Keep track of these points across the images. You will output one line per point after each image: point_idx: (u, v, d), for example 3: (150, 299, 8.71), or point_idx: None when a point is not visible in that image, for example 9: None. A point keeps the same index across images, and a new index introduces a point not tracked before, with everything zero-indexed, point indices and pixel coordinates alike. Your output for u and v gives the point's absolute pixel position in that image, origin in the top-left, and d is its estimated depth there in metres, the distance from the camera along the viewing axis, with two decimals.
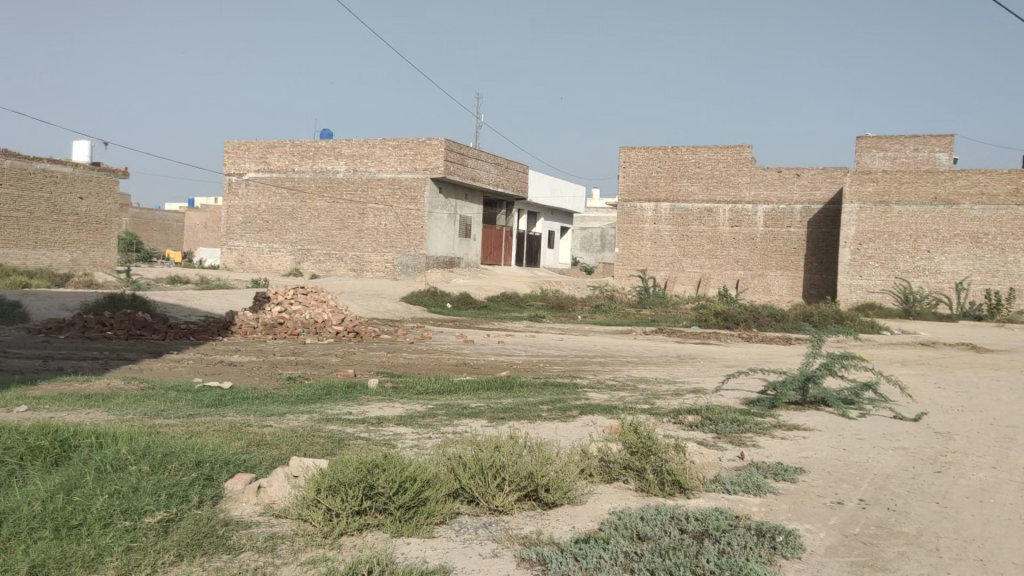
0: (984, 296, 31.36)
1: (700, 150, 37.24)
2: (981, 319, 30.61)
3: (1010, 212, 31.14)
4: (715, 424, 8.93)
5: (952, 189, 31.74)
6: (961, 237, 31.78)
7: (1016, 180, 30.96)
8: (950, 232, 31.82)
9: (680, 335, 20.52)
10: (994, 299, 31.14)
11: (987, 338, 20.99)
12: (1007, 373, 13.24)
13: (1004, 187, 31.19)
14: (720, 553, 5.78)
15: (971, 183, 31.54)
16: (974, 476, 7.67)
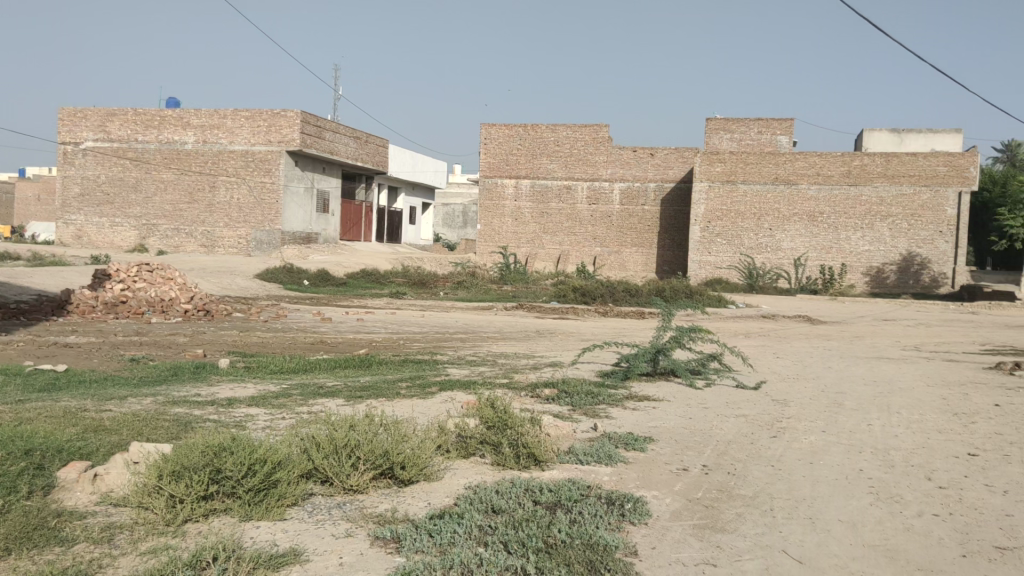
0: (819, 272, 33.59)
1: (559, 128, 37.79)
2: (816, 293, 32.80)
3: (843, 192, 33.26)
4: (571, 397, 9.15)
5: (792, 170, 33.62)
6: (799, 216, 33.78)
7: (848, 163, 33.07)
8: (789, 212, 33.77)
9: (540, 311, 20.86)
10: (828, 274, 33.39)
11: (821, 311, 22.39)
12: (837, 344, 14.21)
13: (838, 170, 33.26)
14: (572, 522, 5.96)
15: (809, 164, 33.43)
16: (806, 440, 8.21)
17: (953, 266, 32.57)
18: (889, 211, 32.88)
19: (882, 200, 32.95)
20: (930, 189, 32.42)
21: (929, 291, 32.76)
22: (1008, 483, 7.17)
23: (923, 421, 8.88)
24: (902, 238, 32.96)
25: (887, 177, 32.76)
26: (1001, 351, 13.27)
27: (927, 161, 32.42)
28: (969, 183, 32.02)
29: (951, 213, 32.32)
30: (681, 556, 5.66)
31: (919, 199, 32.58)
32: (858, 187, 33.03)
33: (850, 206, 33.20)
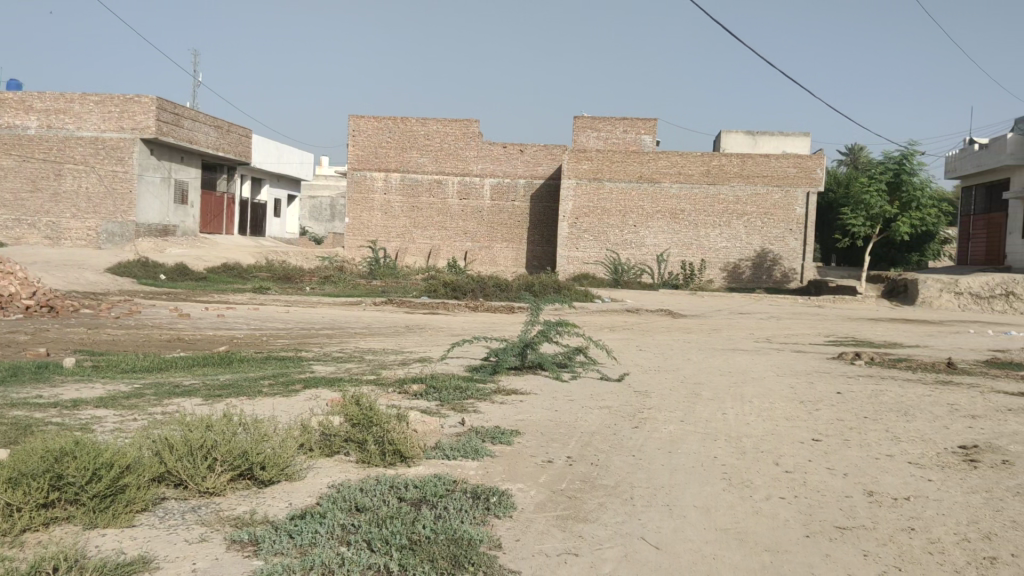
0: (679, 267, 35.00)
1: (429, 122, 37.62)
2: (677, 288, 34.11)
3: (703, 190, 34.67)
4: (439, 392, 9.13)
5: (655, 169, 34.76)
6: (662, 213, 35.01)
7: (707, 163, 34.49)
8: (652, 209, 34.96)
9: (410, 305, 20.74)
10: (688, 269, 34.89)
11: (681, 305, 23.31)
12: (696, 336, 14.82)
13: (698, 169, 34.63)
14: (436, 518, 5.95)
15: (671, 163, 34.69)
16: (666, 430, 8.51)
17: (801, 262, 34.50)
18: (744, 210, 34.52)
19: (738, 199, 34.56)
20: (782, 190, 34.23)
21: (780, 286, 34.65)
22: (847, 466, 7.66)
23: (772, 409, 9.37)
24: (757, 236, 34.68)
25: (743, 177, 34.38)
26: (842, 343, 14.17)
27: (778, 163, 34.21)
28: (817, 185, 34.13)
29: (800, 212, 34.21)
30: (544, 547, 5.75)
31: (772, 199, 34.35)
32: (717, 186, 34.53)
33: (709, 204, 34.66)
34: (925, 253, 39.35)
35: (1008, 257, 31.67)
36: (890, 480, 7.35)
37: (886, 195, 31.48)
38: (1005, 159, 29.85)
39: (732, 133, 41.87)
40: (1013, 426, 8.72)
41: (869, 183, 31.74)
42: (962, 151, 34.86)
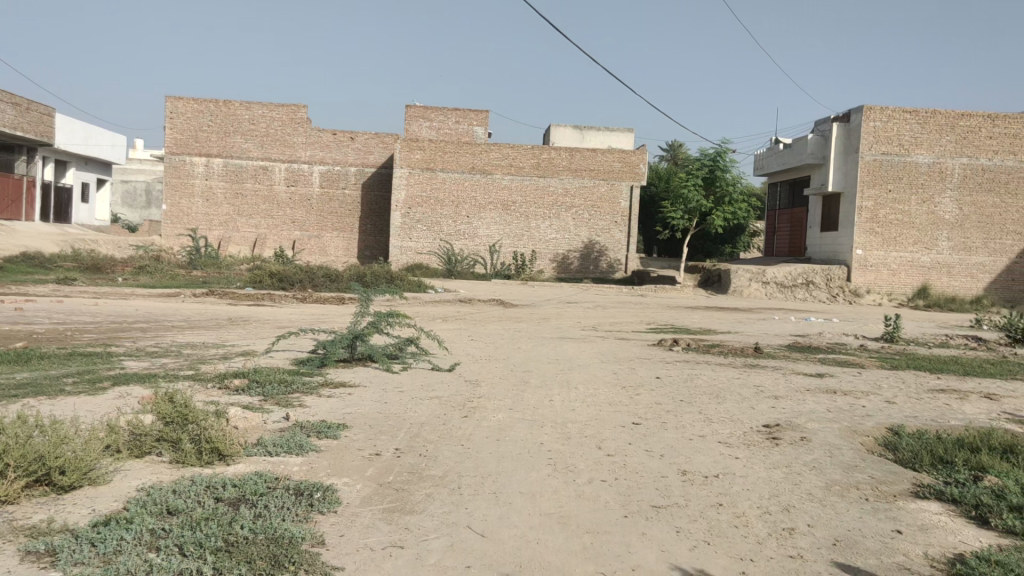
0: (511, 258, 35.46)
1: (254, 106, 36.21)
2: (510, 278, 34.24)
3: (533, 182, 35.42)
4: (262, 387, 8.81)
5: (487, 160, 35.13)
6: (493, 204, 35.46)
7: (538, 156, 35.28)
8: (484, 200, 35.33)
9: (233, 297, 19.94)
10: (520, 260, 35.33)
11: (512, 294, 23.74)
12: (526, 325, 15.14)
13: (528, 162, 35.33)
14: (256, 517, 5.73)
15: (503, 156, 35.15)
16: (494, 418, 8.62)
17: (625, 254, 35.96)
18: (572, 202, 35.58)
19: (567, 191, 35.57)
20: (608, 183, 35.54)
21: (606, 276, 35.97)
22: (664, 447, 8.06)
23: (597, 394, 9.71)
24: (584, 227, 35.84)
25: (571, 170, 35.40)
26: (662, 330, 14.92)
27: (604, 157, 35.51)
28: (639, 179, 35.50)
29: (625, 205, 35.62)
30: (369, 541, 5.68)
31: (598, 192, 35.59)
32: (547, 178, 35.38)
33: (539, 196, 35.45)
34: (737, 244, 42.21)
35: (808, 249, 34.38)
36: (702, 459, 7.79)
37: (702, 190, 33.36)
38: (806, 158, 32.40)
39: (561, 127, 43.01)
40: (810, 404, 9.48)
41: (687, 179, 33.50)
42: (769, 150, 37.45)
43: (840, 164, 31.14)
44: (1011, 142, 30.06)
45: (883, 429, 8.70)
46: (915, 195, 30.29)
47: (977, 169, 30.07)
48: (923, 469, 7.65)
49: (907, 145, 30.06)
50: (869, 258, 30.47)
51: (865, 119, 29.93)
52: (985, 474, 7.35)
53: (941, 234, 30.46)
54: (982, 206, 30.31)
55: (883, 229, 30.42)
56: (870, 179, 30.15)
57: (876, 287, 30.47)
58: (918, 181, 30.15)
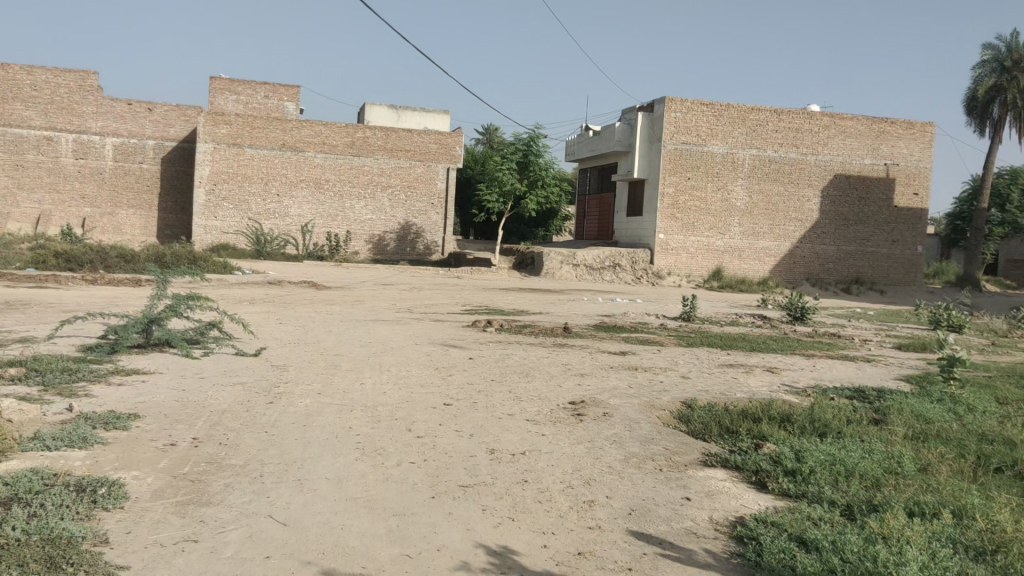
0: (325, 238, 34.80)
1: (36, 71, 33.19)
2: (324, 259, 33.90)
3: (347, 161, 34.81)
4: (42, 375, 8.12)
5: (298, 137, 34.08)
6: (305, 182, 34.51)
7: (352, 134, 34.69)
8: (296, 178, 34.30)
9: (9, 278, 18.25)
10: (333, 240, 34.91)
11: (322, 276, 23.29)
12: (337, 307, 14.89)
13: (342, 140, 34.66)
14: (30, 517, 5.26)
15: (315, 133, 34.25)
16: (301, 403, 8.40)
17: (442, 235, 36.35)
18: (388, 182, 35.38)
19: (382, 171, 35.33)
20: (423, 164, 35.72)
21: (422, 258, 36.15)
22: (473, 427, 8.16)
23: (409, 376, 9.68)
24: (400, 208, 35.79)
25: (387, 150, 35.20)
26: (476, 311, 15.13)
27: (419, 138, 35.62)
28: (456, 161, 36.10)
29: (441, 186, 36.01)
30: (159, 536, 5.37)
31: (414, 172, 35.66)
32: (361, 157, 34.92)
33: (353, 175, 34.92)
34: (550, 228, 43.52)
35: (615, 233, 35.92)
36: (510, 437, 7.96)
37: (517, 174, 34.03)
38: (615, 145, 33.66)
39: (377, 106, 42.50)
40: (613, 381, 9.93)
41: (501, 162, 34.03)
42: (580, 136, 38.70)
43: (645, 152, 32.58)
44: (794, 136, 32.99)
45: (677, 403, 9.25)
46: (711, 183, 32.37)
47: (764, 161, 32.71)
48: (711, 439, 8.21)
49: (703, 135, 32.01)
50: (670, 242, 32.24)
51: (667, 110, 31.44)
52: (764, 441, 7.98)
53: (733, 220, 32.80)
54: (769, 194, 33.03)
55: (682, 215, 32.28)
56: (671, 167, 31.83)
57: (677, 269, 32.29)
58: (714, 170, 32.25)
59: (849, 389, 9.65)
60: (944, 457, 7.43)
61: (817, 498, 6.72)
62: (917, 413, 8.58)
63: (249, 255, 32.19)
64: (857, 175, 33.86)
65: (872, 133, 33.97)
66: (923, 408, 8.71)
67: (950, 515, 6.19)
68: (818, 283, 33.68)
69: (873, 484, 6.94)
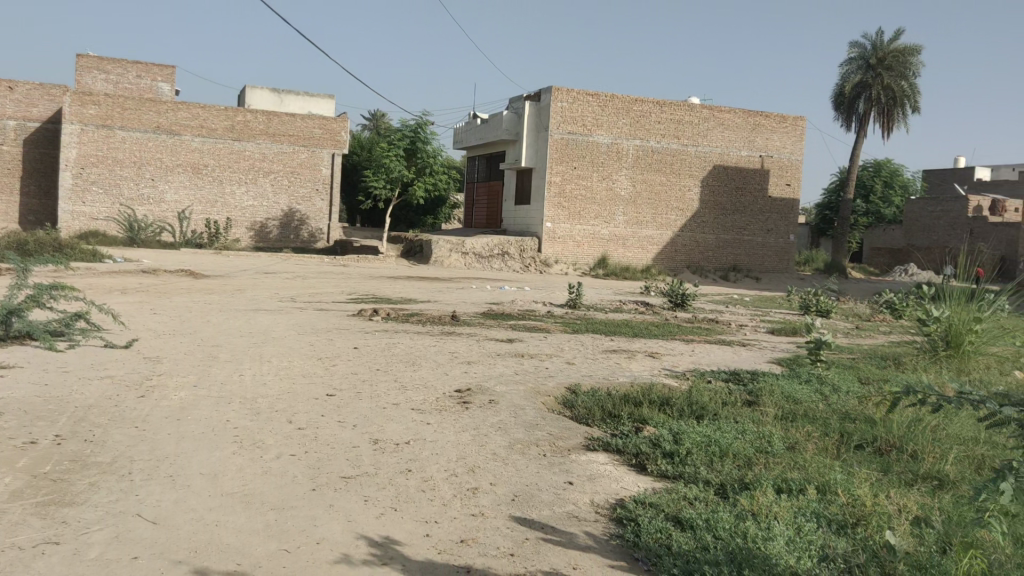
0: (204, 225, 33.56)
1: None
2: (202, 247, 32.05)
3: (226, 145, 33.74)
4: None
5: (174, 120, 32.75)
6: (182, 167, 33.22)
7: (231, 118, 33.62)
8: (171, 162, 32.96)
9: None
10: (213, 228, 33.60)
11: (199, 264, 22.50)
12: (216, 296, 14.43)
13: (221, 123, 33.55)
14: None
15: (191, 116, 33.01)
16: (175, 396, 8.07)
17: (327, 222, 35.91)
18: (270, 167, 34.59)
19: (263, 156, 34.46)
20: (308, 150, 35.12)
21: (307, 246, 35.54)
22: (356, 417, 8.04)
23: (291, 367, 9.46)
24: (283, 194, 35.03)
25: (269, 134, 34.35)
26: (362, 299, 14.92)
27: (303, 123, 34.96)
28: (341, 147, 35.63)
29: (325, 172, 35.49)
30: (16, 540, 5.06)
31: (298, 158, 35.03)
32: (242, 142, 33.92)
33: (234, 160, 33.90)
34: (439, 216, 43.26)
35: (504, 221, 36.05)
36: (394, 427, 7.88)
37: (404, 160, 33.73)
38: (502, 134, 34.08)
39: (258, 89, 41.31)
40: (500, 368, 9.98)
41: (388, 148, 33.63)
42: (467, 124, 38.64)
43: (532, 141, 32.79)
44: (676, 128, 34.04)
45: (562, 388, 9.39)
46: (596, 172, 32.93)
47: (647, 151, 33.63)
48: (594, 423, 8.37)
49: (589, 126, 32.53)
50: (557, 231, 32.56)
51: (554, 99, 31.70)
52: (644, 425, 8.20)
53: (617, 209, 33.51)
54: (652, 184, 34.00)
55: (569, 204, 32.66)
56: (558, 157, 32.14)
57: (563, 257, 32.65)
58: (599, 159, 32.84)
59: (725, 372, 10.03)
60: (810, 436, 7.81)
61: (692, 478, 6.95)
62: (787, 394, 9.00)
63: (121, 242, 30.59)
64: (733, 166, 35.44)
65: (748, 126, 35.69)
66: (791, 389, 9.14)
67: (815, 490, 6.51)
68: (698, 270, 34.89)
69: (745, 463, 7.23)
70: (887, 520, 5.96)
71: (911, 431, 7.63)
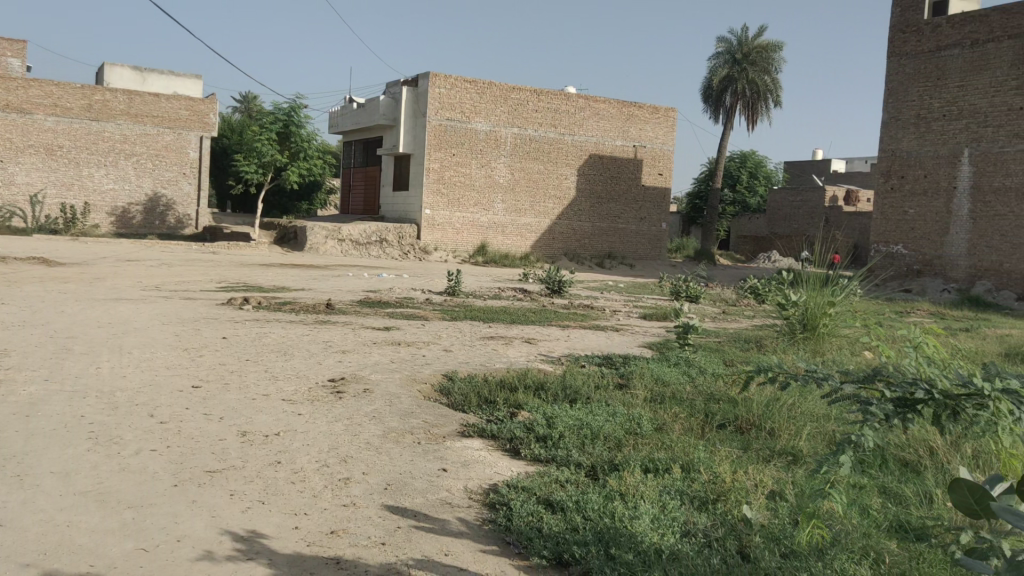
0: (60, 210, 31.63)
1: None
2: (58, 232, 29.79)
3: (83, 126, 32.01)
4: None
5: (24, 98, 30.87)
6: (35, 148, 31.30)
7: (89, 97, 31.93)
8: (23, 143, 31.01)
9: None
10: (70, 213, 31.45)
11: (54, 251, 21.25)
12: (71, 285, 13.68)
13: (77, 103, 31.82)
14: None
15: (44, 94, 31.17)
16: (25, 392, 7.60)
17: (195, 208, 34.80)
18: (132, 150, 33.12)
19: (125, 137, 32.95)
20: (173, 132, 33.90)
21: (173, 232, 34.23)
22: (224, 409, 7.78)
23: (153, 359, 9.05)
24: (147, 178, 33.59)
25: (130, 115, 32.83)
26: (232, 288, 14.42)
27: (167, 104, 33.63)
28: (209, 130, 34.69)
29: (194, 156, 34.46)
30: None
31: (162, 140, 33.72)
32: (100, 122, 32.26)
33: (93, 141, 32.25)
34: (313, 202, 42.90)
35: (381, 208, 35.59)
36: (264, 418, 7.66)
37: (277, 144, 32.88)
38: (379, 119, 32.94)
39: (118, 68, 39.35)
40: (375, 356, 9.86)
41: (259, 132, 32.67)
42: (343, 108, 37.93)
43: (410, 127, 32.35)
44: (552, 116, 34.74)
45: (439, 375, 9.38)
46: (475, 159, 33.03)
47: (525, 139, 34.17)
48: (470, 410, 8.39)
49: (467, 112, 32.55)
50: (436, 218, 32.35)
51: (432, 85, 31.53)
52: (519, 410, 8.28)
53: (496, 196, 33.74)
54: (529, 172, 34.51)
55: (448, 190, 32.55)
56: (435, 143, 31.95)
57: (443, 245, 32.49)
58: (477, 146, 32.96)
59: (598, 357, 10.27)
60: (677, 416, 8.10)
61: (565, 461, 7.07)
62: (656, 377, 9.30)
63: None
64: (608, 155, 36.43)
65: (622, 117, 36.82)
66: (661, 371, 9.45)
67: (679, 469, 6.75)
68: (575, 258, 35.55)
69: (615, 445, 7.41)
70: (745, 495, 6.23)
71: (768, 410, 8.01)
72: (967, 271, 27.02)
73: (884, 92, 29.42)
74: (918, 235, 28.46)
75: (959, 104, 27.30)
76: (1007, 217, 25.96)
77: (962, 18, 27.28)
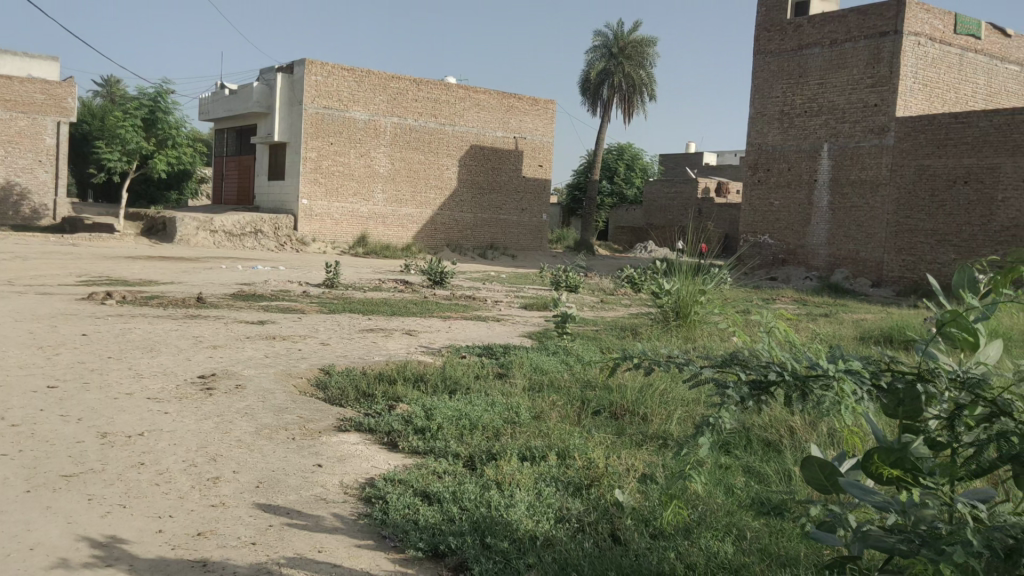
0: None
1: None
2: None
3: None
4: None
5: None
6: None
7: None
8: None
9: None
10: None
11: None
12: None
13: None
14: None
15: None
16: None
17: (53, 197, 32.87)
18: None
19: None
20: (28, 117, 32.05)
21: (29, 223, 32.24)
22: (82, 410, 7.36)
23: (4, 358, 8.49)
24: None
25: None
26: (95, 282, 13.69)
27: (22, 87, 31.84)
28: (67, 115, 32.98)
29: (50, 142, 32.64)
30: None
31: (16, 126, 31.81)
32: None
33: None
34: (183, 191, 41.31)
35: (256, 198, 34.56)
36: (126, 419, 7.30)
37: (142, 132, 31.47)
38: (252, 107, 31.89)
39: None
40: (248, 351, 9.57)
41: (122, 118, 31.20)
42: (214, 94, 36.55)
43: (285, 115, 31.44)
44: (432, 106, 34.72)
45: (315, 369, 9.18)
46: (354, 149, 32.54)
47: (404, 129, 33.96)
48: (348, 404, 8.25)
49: (345, 101, 31.98)
50: (314, 208, 31.62)
51: (307, 72, 30.77)
52: (398, 402, 8.20)
53: (376, 186, 33.35)
54: (409, 162, 34.34)
55: (326, 179, 31.87)
56: (313, 132, 31.23)
57: (321, 236, 31.80)
58: (356, 136, 32.47)
59: (479, 347, 10.29)
60: (555, 404, 8.21)
61: (442, 452, 7.05)
62: (535, 365, 9.41)
63: None
64: (489, 146, 36.72)
65: (502, 108, 37.18)
66: (540, 360, 9.57)
67: (555, 457, 6.84)
68: (457, 248, 35.61)
69: (493, 434, 7.44)
70: (617, 480, 6.37)
71: (641, 396, 8.24)
72: (827, 260, 28.56)
73: (751, 88, 30.76)
74: (783, 225, 29.90)
75: (819, 101, 28.73)
76: (861, 209, 27.59)
77: (822, 18, 28.67)
